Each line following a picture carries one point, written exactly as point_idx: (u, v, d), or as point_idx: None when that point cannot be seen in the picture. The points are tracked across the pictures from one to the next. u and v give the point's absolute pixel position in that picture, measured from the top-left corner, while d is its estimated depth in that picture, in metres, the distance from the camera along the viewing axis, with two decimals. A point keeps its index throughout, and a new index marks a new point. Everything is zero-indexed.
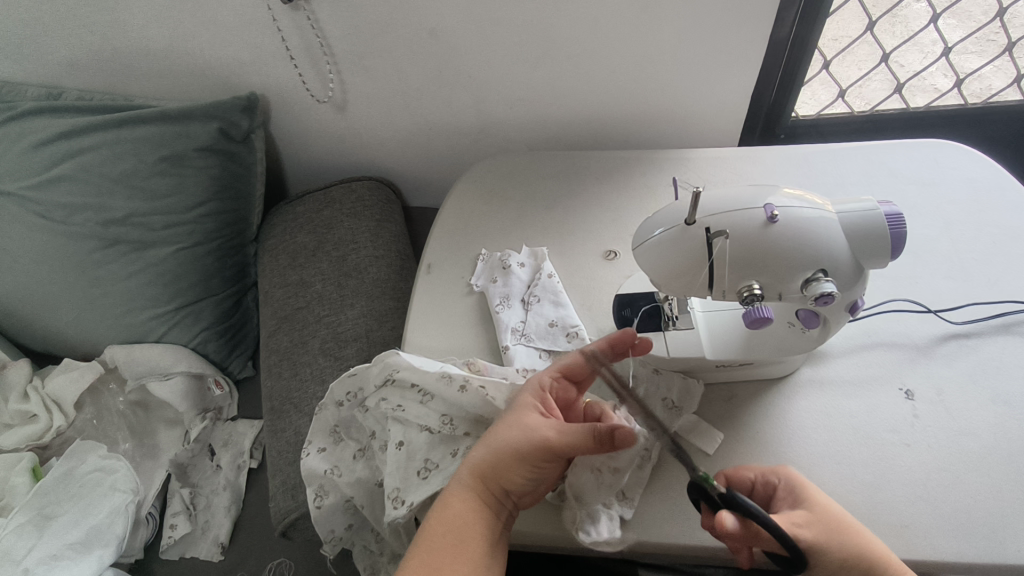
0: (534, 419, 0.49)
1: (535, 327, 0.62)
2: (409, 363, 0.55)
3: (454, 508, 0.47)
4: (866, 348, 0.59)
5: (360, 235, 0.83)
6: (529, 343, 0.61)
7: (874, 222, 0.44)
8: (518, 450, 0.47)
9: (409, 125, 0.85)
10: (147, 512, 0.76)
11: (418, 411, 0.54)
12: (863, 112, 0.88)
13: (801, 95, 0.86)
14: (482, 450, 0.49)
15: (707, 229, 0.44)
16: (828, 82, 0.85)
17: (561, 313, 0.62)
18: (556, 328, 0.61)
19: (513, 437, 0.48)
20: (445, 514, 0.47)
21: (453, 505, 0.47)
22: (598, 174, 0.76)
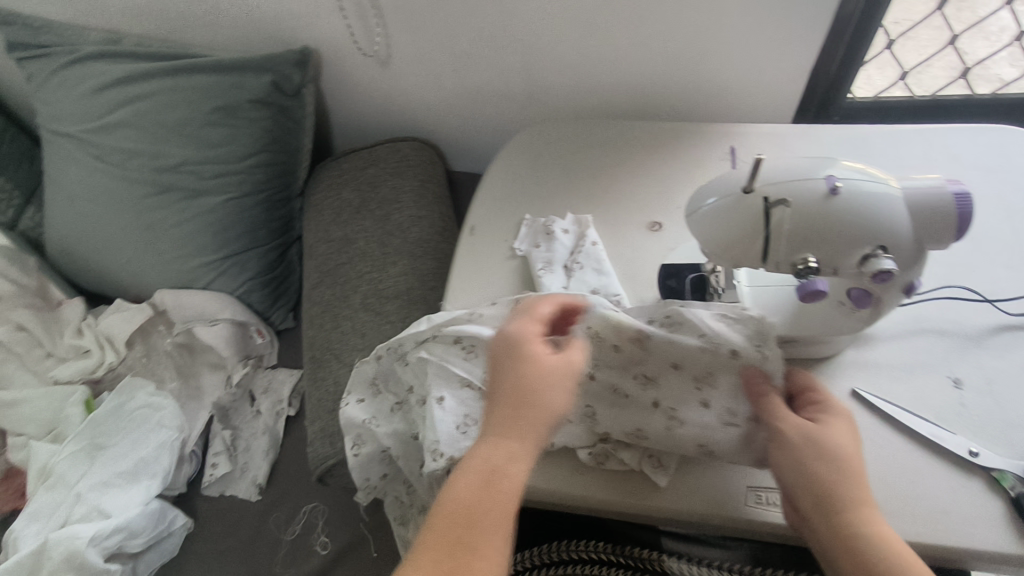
0: (545, 354, 0.44)
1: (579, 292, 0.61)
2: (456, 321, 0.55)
3: (506, 472, 0.41)
4: (915, 333, 0.58)
5: (404, 194, 0.83)
6: None
7: (940, 199, 0.43)
8: (552, 385, 0.43)
9: (457, 88, 0.85)
10: (192, 449, 0.80)
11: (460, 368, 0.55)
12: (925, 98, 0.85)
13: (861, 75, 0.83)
14: (504, 405, 0.43)
15: (765, 198, 0.43)
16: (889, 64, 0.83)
17: (603, 282, 0.62)
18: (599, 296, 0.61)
19: (542, 376, 0.43)
20: (500, 483, 0.40)
21: (500, 475, 0.41)
22: (647, 145, 0.75)
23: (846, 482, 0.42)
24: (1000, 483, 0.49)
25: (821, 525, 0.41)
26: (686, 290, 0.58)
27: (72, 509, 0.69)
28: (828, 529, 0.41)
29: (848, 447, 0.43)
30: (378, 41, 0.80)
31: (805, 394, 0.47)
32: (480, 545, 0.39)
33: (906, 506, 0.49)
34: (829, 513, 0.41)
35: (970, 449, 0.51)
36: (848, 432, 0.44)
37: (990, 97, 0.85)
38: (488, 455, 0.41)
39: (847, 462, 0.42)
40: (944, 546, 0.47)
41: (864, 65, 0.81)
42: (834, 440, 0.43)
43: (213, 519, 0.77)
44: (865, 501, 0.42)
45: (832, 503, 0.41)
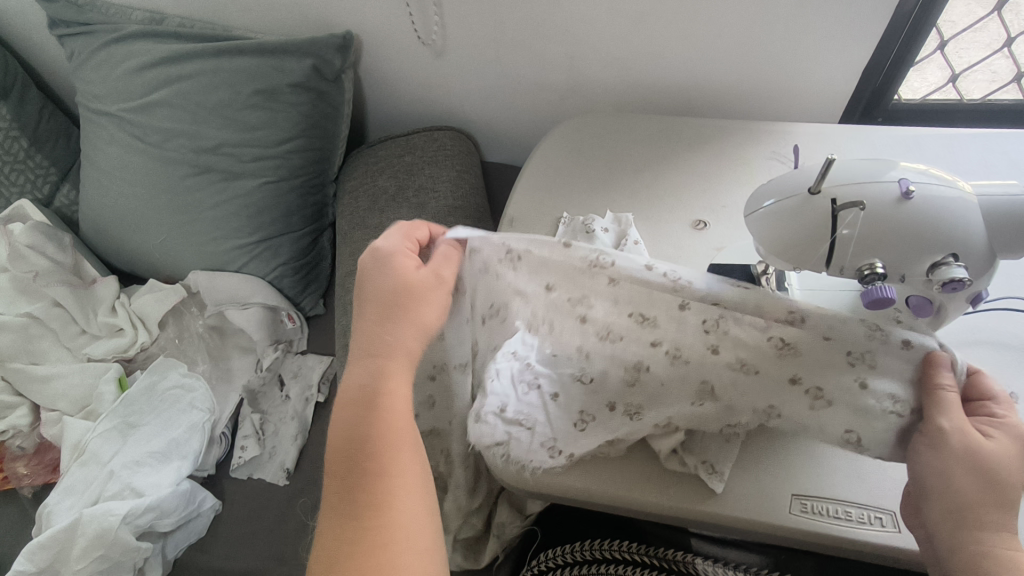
0: (410, 267, 0.49)
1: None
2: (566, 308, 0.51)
3: (388, 400, 0.44)
4: (972, 345, 0.56)
5: (440, 183, 0.82)
6: None
7: (1016, 207, 0.42)
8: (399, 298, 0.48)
9: (496, 78, 0.84)
10: (221, 432, 0.80)
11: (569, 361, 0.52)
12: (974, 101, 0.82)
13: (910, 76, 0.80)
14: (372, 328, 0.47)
15: (834, 200, 0.42)
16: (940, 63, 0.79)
17: None
18: None
19: (399, 288, 0.48)
20: (379, 411, 0.44)
21: (384, 391, 0.44)
22: (691, 143, 0.74)
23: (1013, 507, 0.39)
24: None
25: (945, 534, 0.40)
26: None
27: (104, 487, 0.69)
28: (951, 540, 0.39)
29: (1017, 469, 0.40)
30: (436, 33, 0.79)
31: (980, 407, 0.43)
32: (369, 464, 0.42)
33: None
34: (985, 533, 0.38)
35: None
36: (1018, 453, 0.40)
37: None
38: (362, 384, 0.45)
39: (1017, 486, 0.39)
40: None
41: (915, 65, 0.78)
42: (1012, 460, 0.40)
43: (240, 502, 0.77)
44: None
45: (996, 523, 0.38)
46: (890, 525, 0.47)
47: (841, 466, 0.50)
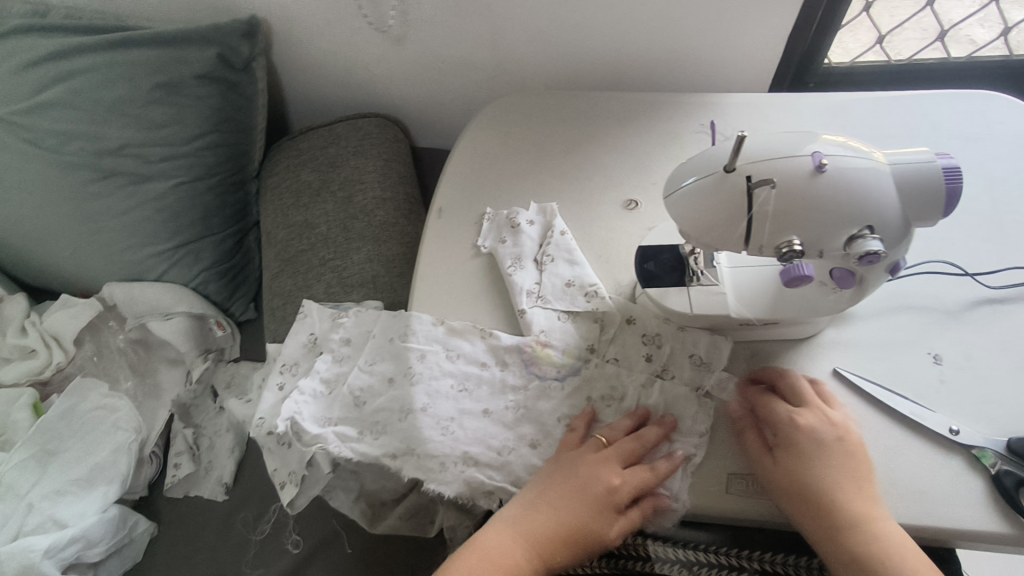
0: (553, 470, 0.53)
1: (551, 287, 0.59)
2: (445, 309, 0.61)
3: None
4: (896, 310, 0.57)
5: (367, 174, 0.78)
6: (546, 305, 0.58)
7: (928, 174, 0.41)
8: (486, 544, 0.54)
9: (419, 60, 0.80)
10: (151, 451, 0.77)
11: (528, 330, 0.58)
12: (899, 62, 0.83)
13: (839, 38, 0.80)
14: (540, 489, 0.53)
15: (748, 177, 0.41)
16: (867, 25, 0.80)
17: (578, 271, 0.59)
18: (574, 288, 0.58)
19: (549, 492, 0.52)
20: None
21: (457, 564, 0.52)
22: (620, 119, 0.72)
23: (831, 504, 0.46)
24: (980, 460, 0.49)
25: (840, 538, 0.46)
26: (662, 275, 0.54)
27: (24, 521, 0.66)
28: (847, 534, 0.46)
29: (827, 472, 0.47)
30: (337, 11, 0.74)
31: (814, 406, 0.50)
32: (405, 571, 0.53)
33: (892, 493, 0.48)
34: (831, 540, 0.45)
35: (951, 427, 0.50)
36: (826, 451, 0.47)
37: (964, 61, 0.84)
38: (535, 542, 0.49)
39: (829, 479, 0.46)
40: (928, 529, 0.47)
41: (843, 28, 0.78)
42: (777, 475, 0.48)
43: (178, 523, 0.75)
44: (862, 519, 0.45)
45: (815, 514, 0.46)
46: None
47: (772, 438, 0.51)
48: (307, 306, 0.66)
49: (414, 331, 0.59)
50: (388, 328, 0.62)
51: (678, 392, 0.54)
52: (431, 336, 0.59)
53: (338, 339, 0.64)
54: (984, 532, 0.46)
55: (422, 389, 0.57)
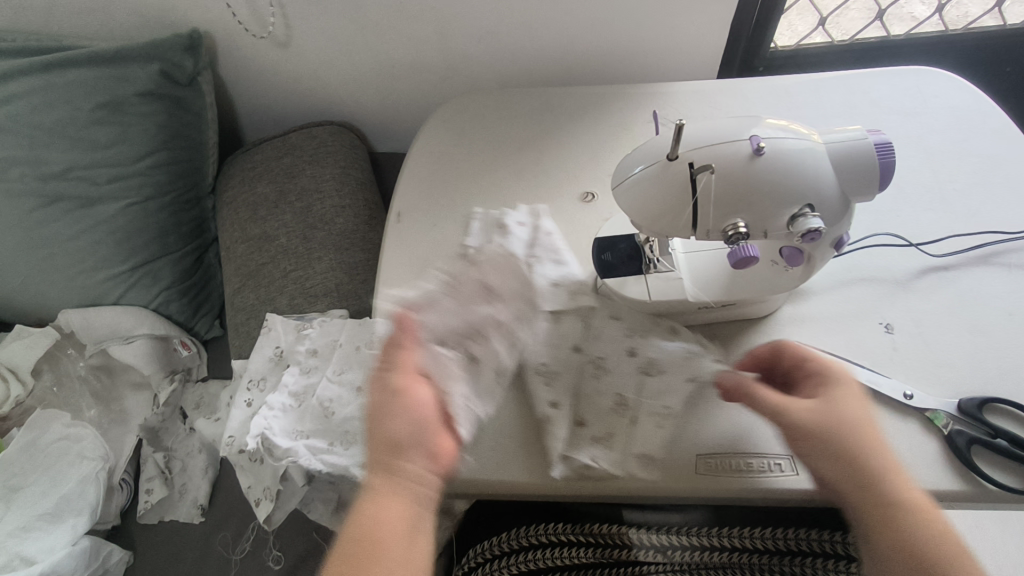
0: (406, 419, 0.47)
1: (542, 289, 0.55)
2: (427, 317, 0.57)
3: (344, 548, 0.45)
4: (848, 284, 0.58)
5: (324, 183, 0.77)
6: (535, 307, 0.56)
7: (862, 151, 0.43)
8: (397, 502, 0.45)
9: (369, 65, 0.80)
10: (121, 478, 0.76)
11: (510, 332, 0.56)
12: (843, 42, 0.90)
13: (788, 19, 0.86)
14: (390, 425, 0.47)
15: (690, 164, 0.42)
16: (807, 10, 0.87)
17: (562, 271, 0.57)
18: (560, 288, 0.56)
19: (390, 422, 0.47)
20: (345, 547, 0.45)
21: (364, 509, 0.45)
22: (572, 114, 0.72)
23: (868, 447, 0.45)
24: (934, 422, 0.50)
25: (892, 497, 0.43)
26: (621, 264, 0.54)
27: None
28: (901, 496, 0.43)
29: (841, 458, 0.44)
30: (270, 22, 0.74)
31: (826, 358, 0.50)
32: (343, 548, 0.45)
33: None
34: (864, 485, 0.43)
35: (905, 392, 0.52)
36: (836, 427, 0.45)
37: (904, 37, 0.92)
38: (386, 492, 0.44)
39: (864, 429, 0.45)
40: None
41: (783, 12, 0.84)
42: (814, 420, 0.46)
43: (154, 550, 0.74)
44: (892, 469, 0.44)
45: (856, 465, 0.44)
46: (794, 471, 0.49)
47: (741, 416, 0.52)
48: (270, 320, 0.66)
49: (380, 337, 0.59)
50: (353, 337, 0.62)
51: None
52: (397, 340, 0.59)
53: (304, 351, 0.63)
54: (940, 493, 0.48)
55: None
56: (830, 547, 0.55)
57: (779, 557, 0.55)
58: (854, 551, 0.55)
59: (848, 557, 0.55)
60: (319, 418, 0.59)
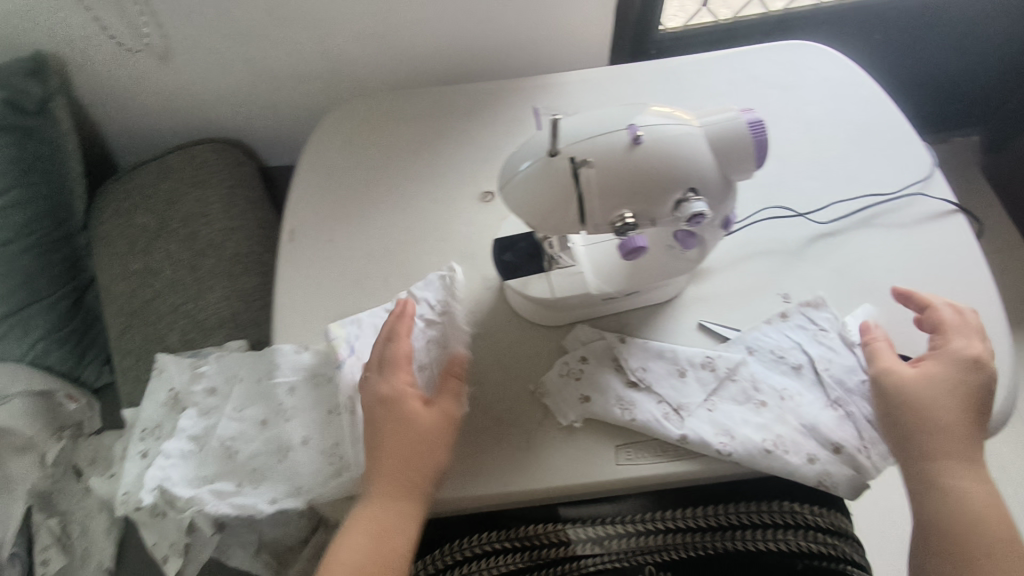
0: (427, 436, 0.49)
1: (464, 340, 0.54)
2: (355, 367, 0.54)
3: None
4: (746, 259, 0.60)
5: (210, 206, 0.71)
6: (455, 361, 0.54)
7: (736, 130, 0.43)
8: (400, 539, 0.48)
9: (245, 76, 0.75)
10: (11, 553, 0.68)
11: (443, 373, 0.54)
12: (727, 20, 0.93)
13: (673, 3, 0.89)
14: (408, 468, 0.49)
15: (571, 159, 0.41)
16: None
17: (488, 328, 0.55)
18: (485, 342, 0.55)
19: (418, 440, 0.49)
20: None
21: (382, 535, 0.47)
22: (465, 113, 0.70)
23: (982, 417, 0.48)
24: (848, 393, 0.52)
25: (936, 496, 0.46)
26: (523, 264, 0.53)
27: None
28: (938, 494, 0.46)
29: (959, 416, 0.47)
30: (146, 33, 0.68)
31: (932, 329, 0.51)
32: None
33: (794, 440, 0.49)
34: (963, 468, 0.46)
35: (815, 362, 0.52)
36: (949, 389, 0.47)
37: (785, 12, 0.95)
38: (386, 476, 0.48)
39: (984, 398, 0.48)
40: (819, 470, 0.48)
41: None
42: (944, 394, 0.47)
43: None
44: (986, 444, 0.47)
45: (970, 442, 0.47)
46: (731, 454, 0.49)
47: (685, 406, 0.52)
48: (161, 360, 0.61)
49: (279, 364, 0.55)
50: (255, 368, 0.58)
51: (600, 376, 0.54)
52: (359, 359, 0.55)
53: (200, 390, 0.58)
54: (864, 462, 0.48)
55: (298, 424, 0.54)
56: (756, 518, 0.56)
57: (709, 533, 0.56)
58: (780, 516, 0.56)
59: (774, 524, 0.56)
60: (222, 460, 0.54)
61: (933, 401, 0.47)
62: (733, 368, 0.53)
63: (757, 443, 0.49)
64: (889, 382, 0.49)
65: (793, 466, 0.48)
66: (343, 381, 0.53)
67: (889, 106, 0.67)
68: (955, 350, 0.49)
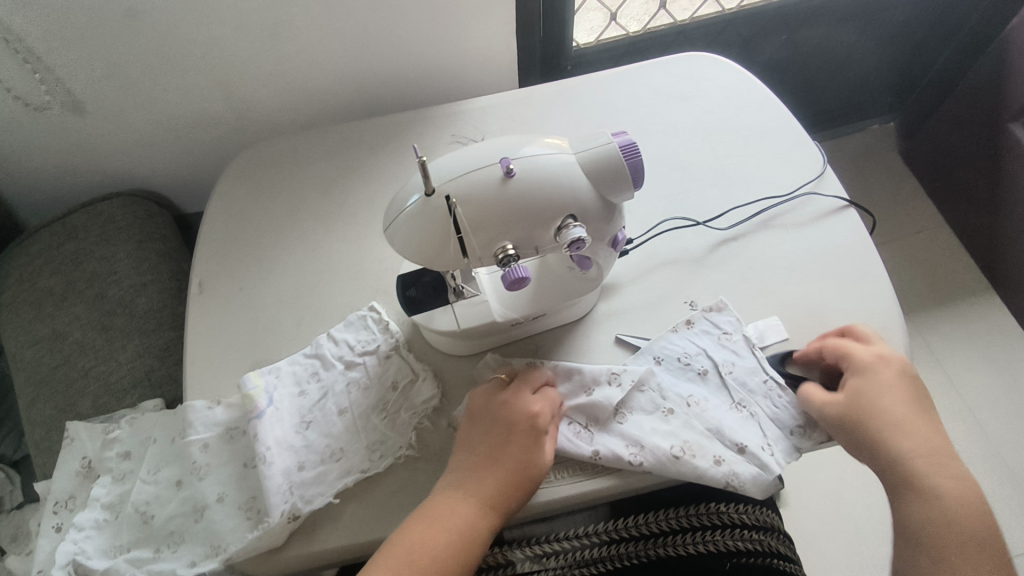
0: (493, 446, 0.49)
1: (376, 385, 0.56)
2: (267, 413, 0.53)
3: None
4: (651, 271, 0.61)
5: (118, 263, 0.70)
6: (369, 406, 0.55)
7: (610, 155, 0.44)
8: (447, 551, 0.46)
9: (147, 126, 0.74)
10: None
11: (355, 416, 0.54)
12: (636, 32, 0.98)
13: (581, 23, 0.92)
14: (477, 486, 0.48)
15: (448, 197, 0.41)
16: (598, 7, 0.92)
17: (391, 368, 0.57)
18: (393, 387, 0.56)
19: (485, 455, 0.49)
20: None
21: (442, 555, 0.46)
22: (372, 147, 0.70)
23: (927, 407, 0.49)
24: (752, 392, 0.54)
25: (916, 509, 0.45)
26: (426, 298, 0.53)
27: None
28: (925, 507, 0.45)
29: (908, 417, 0.48)
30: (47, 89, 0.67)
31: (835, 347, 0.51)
32: None
33: (701, 444, 0.50)
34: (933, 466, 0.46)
35: (718, 364, 0.54)
36: (886, 393, 0.48)
37: (690, 23, 0.99)
38: (479, 480, 0.48)
39: (915, 383, 0.50)
40: (722, 470, 0.49)
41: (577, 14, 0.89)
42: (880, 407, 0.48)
43: None
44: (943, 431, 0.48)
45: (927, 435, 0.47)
46: (641, 463, 0.50)
47: (596, 422, 0.53)
48: (70, 430, 0.58)
49: (191, 422, 0.54)
50: (168, 428, 0.56)
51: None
52: (277, 410, 0.54)
53: (114, 455, 0.56)
54: (764, 462, 0.50)
55: (212, 482, 0.52)
56: (684, 522, 0.57)
57: (641, 542, 0.57)
58: (717, 518, 0.57)
59: (711, 527, 0.57)
60: (135, 528, 0.53)
61: (875, 414, 0.47)
62: (642, 378, 0.54)
63: (666, 451, 0.50)
64: (831, 414, 0.49)
65: (701, 470, 0.49)
66: (255, 431, 0.51)
67: (782, 109, 0.70)
68: (859, 361, 0.50)
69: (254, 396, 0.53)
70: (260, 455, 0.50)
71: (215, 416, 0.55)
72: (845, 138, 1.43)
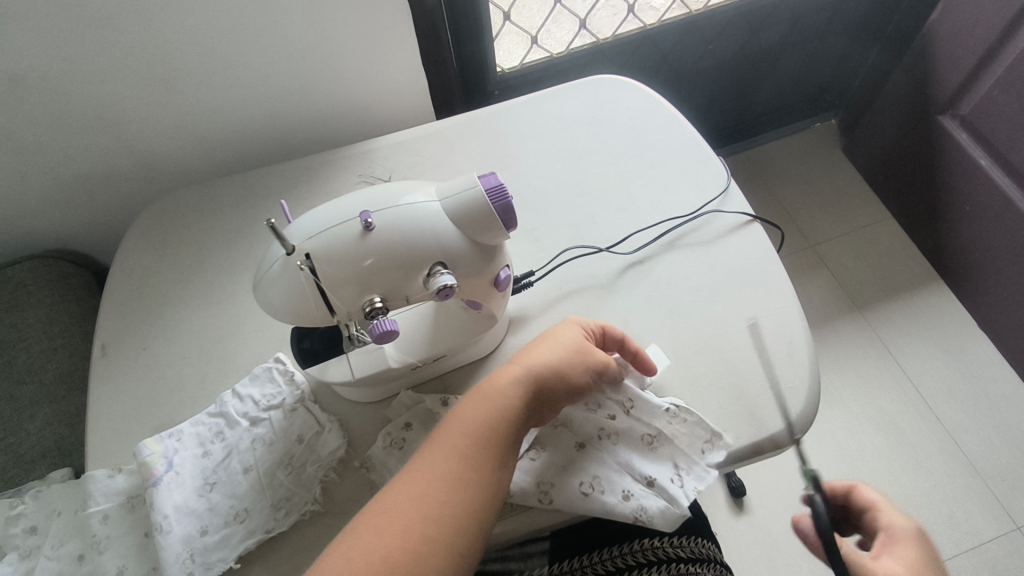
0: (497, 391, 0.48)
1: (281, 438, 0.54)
2: (166, 479, 0.52)
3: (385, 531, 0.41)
4: (560, 300, 0.61)
5: (27, 328, 0.69)
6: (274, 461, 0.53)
7: (476, 199, 0.44)
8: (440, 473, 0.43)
9: (54, 184, 0.73)
10: None
11: (259, 473, 0.53)
12: (559, 53, 0.98)
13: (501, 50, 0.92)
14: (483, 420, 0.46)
15: (307, 255, 0.41)
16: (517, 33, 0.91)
17: (297, 419, 0.56)
18: (300, 439, 0.55)
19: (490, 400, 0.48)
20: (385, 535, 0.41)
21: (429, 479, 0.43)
22: (280, 194, 0.70)
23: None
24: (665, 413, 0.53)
25: None
26: (320, 350, 0.53)
27: None
28: None
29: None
30: None
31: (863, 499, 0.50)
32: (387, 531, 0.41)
33: (610, 478, 0.51)
34: None
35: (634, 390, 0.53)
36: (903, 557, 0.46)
37: (614, 39, 1.00)
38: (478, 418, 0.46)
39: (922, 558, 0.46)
40: (633, 507, 0.49)
41: (495, 40, 0.88)
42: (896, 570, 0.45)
43: None
44: None
45: None
46: (549, 501, 0.50)
47: None
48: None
49: (90, 493, 0.53)
50: (70, 500, 0.55)
51: (422, 441, 0.54)
52: (177, 475, 0.52)
53: (19, 531, 0.54)
54: (676, 499, 0.50)
55: (112, 555, 0.51)
56: (619, 562, 0.55)
57: None
58: (652, 554, 0.55)
59: (647, 564, 0.55)
60: None
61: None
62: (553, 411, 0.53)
63: (574, 488, 0.50)
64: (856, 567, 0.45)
65: (610, 506, 0.49)
66: (152, 500, 0.50)
67: (687, 127, 0.70)
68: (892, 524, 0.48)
69: (152, 462, 0.52)
70: (156, 524, 0.49)
71: (117, 484, 0.54)
72: (789, 137, 1.44)
